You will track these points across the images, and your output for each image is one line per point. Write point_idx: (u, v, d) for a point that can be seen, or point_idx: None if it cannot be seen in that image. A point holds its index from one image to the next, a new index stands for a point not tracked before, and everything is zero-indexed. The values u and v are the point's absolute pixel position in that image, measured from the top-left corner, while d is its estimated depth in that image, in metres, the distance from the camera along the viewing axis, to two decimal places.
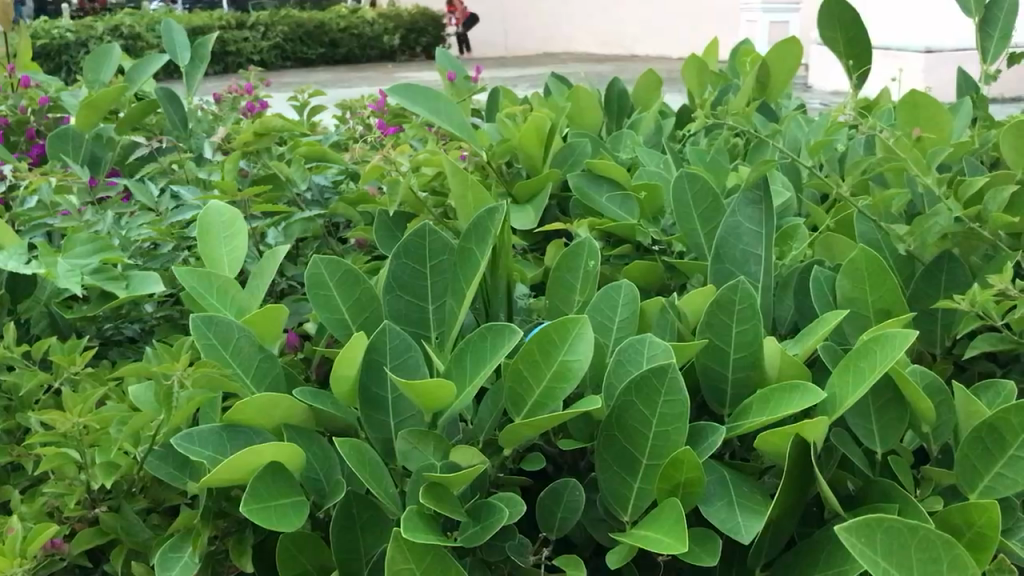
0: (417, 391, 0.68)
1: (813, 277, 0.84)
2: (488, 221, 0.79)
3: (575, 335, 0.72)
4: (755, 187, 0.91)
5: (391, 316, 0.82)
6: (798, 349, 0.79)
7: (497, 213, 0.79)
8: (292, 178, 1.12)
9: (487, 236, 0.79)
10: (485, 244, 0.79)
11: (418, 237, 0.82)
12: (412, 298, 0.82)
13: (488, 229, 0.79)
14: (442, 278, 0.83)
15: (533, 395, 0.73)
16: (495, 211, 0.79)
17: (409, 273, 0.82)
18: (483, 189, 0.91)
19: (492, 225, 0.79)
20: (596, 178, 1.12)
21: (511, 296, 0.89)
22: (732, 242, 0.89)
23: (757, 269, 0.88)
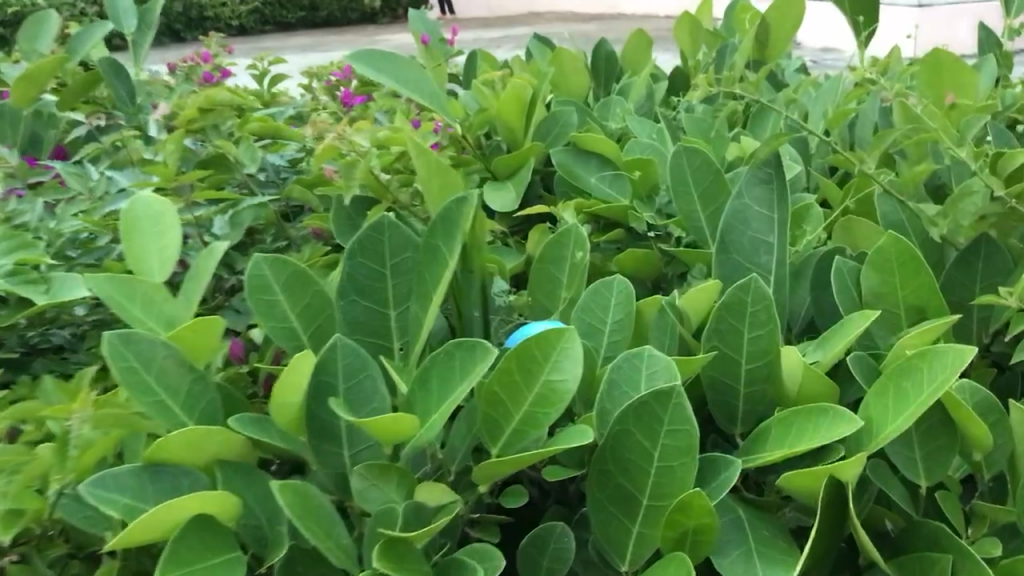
0: (373, 426, 0.57)
1: (834, 270, 0.74)
2: (457, 213, 0.68)
3: (560, 351, 0.60)
4: (764, 164, 0.79)
5: (346, 325, 0.70)
6: (820, 356, 0.68)
7: (468, 204, 0.67)
8: (241, 159, 1.00)
9: (455, 230, 0.68)
10: (454, 239, 0.68)
11: (375, 231, 0.70)
12: (369, 304, 0.70)
13: (457, 221, 0.68)
14: (405, 279, 0.71)
15: (512, 421, 0.62)
16: (464, 201, 0.67)
17: (366, 275, 0.70)
18: (453, 172, 0.80)
19: (461, 218, 0.68)
20: (582, 154, 1.01)
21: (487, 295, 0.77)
22: (739, 229, 0.78)
23: (769, 259, 0.77)
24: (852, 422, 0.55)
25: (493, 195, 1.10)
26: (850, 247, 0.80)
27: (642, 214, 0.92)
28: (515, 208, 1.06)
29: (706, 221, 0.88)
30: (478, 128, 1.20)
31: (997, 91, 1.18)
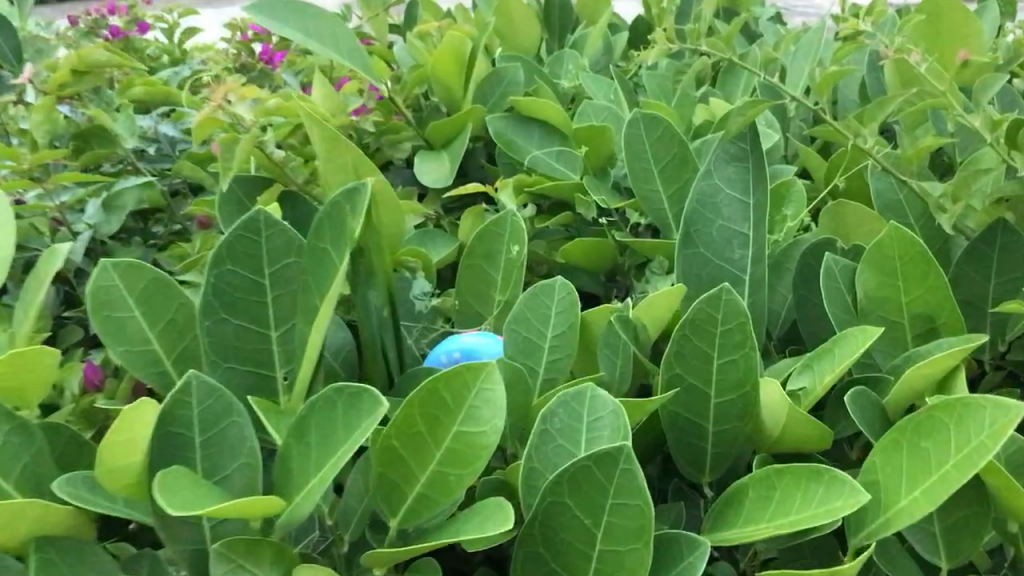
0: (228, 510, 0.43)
1: (823, 270, 0.60)
2: (348, 209, 0.53)
3: (477, 395, 0.47)
4: (737, 137, 0.65)
5: (213, 351, 0.56)
6: (807, 382, 0.55)
7: (360, 197, 0.53)
8: (120, 132, 0.85)
9: (346, 231, 0.53)
10: (344, 241, 0.53)
11: (248, 232, 0.56)
12: (244, 323, 0.56)
13: (348, 220, 0.53)
14: (289, 290, 0.57)
15: (416, 485, 0.48)
16: (356, 193, 0.53)
17: (239, 286, 0.56)
18: (355, 152, 0.65)
19: (354, 214, 0.53)
20: (523, 122, 0.86)
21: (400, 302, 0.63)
22: (707, 217, 0.64)
23: (744, 255, 0.63)
24: (858, 493, 0.42)
25: (425, 167, 0.95)
26: (840, 237, 0.66)
27: (592, 195, 0.78)
28: (449, 184, 0.92)
29: (667, 203, 0.75)
30: (409, 89, 1.04)
31: (1001, 42, 1.04)
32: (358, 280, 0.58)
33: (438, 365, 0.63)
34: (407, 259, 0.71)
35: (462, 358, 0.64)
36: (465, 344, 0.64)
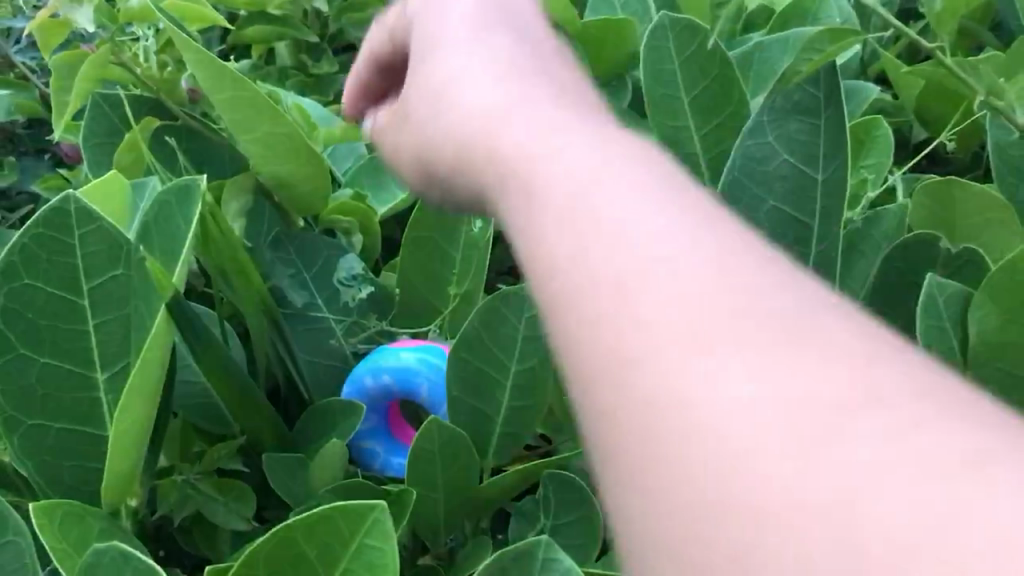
0: None
1: (921, 299, 0.40)
2: (179, 219, 0.39)
3: (351, 560, 0.29)
4: (807, 79, 0.44)
5: (9, 405, 0.38)
6: None
7: (194, 201, 0.39)
8: None
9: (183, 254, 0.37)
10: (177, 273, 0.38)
11: (54, 231, 0.37)
12: (55, 362, 0.38)
13: (179, 234, 0.39)
14: (122, 312, 0.39)
15: None
16: (188, 195, 0.39)
17: (45, 311, 0.38)
18: (250, 82, 0.45)
19: (183, 222, 0.39)
20: None
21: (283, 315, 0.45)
22: (754, 196, 0.44)
23: (803, 256, 0.43)
24: None
25: None
26: (942, 226, 0.47)
27: None
28: None
29: (698, 146, 0.54)
30: None
31: None
32: (224, 291, 0.43)
33: (359, 386, 0.45)
34: (339, 219, 0.53)
35: (393, 383, 0.45)
36: (399, 360, 0.45)
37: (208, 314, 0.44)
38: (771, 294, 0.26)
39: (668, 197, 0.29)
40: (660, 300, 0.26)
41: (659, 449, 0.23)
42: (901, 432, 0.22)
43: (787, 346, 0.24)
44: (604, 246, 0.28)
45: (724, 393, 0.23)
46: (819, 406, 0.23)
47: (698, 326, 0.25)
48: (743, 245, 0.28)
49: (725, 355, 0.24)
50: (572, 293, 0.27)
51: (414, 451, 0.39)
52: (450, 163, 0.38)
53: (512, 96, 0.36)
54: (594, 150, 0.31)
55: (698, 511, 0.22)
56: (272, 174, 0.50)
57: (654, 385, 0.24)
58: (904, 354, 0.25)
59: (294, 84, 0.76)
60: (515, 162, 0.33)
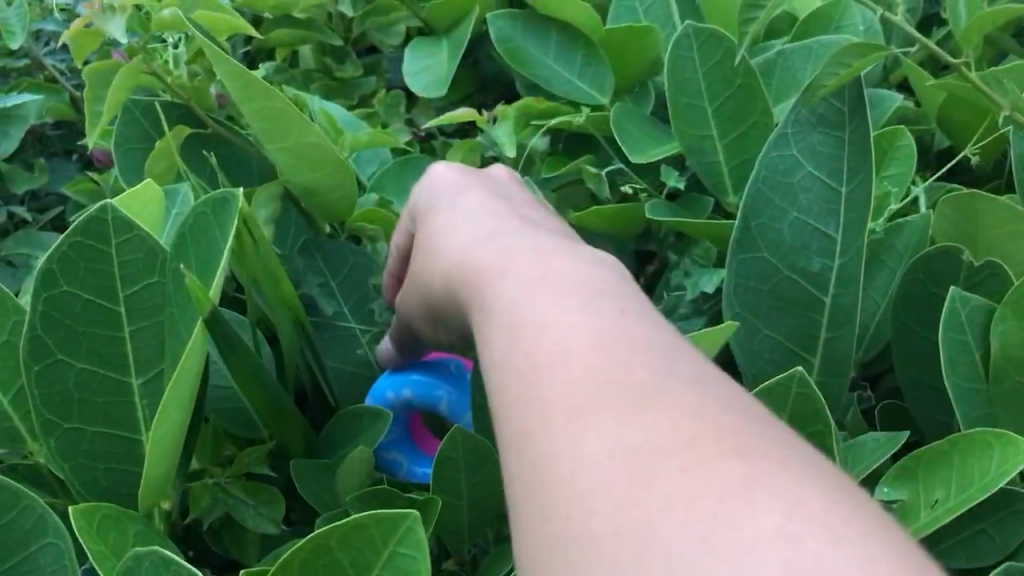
0: None
1: (944, 311, 0.40)
2: (216, 234, 0.39)
3: (384, 568, 0.30)
4: (833, 93, 0.45)
5: (47, 408, 0.38)
6: (907, 494, 0.38)
7: (232, 216, 0.39)
8: (7, 24, 0.64)
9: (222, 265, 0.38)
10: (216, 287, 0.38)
11: (92, 239, 0.38)
12: (91, 367, 0.39)
13: (216, 249, 0.39)
14: (156, 319, 0.39)
15: None
16: (226, 209, 0.39)
17: (81, 317, 0.38)
18: (279, 93, 0.46)
19: (220, 237, 0.39)
20: (539, 21, 0.64)
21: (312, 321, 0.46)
22: (776, 207, 0.44)
23: (827, 268, 0.44)
24: None
25: (417, 65, 0.75)
26: (965, 238, 0.47)
27: (624, 146, 0.57)
28: (444, 91, 0.72)
29: (722, 155, 0.54)
30: None
31: None
32: (255, 298, 0.43)
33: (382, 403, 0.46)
34: (365, 226, 0.53)
35: (413, 398, 0.45)
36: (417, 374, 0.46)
37: (238, 319, 0.45)
38: (649, 366, 0.31)
39: (579, 288, 0.35)
40: (551, 377, 0.31)
41: (533, 492, 0.29)
42: (702, 469, 0.26)
43: (639, 405, 0.29)
44: (517, 336, 0.34)
45: (580, 446, 0.28)
46: (646, 451, 0.27)
47: (575, 396, 0.30)
48: (633, 326, 0.33)
49: (589, 416, 0.29)
50: (498, 377, 0.33)
51: (440, 458, 0.39)
52: (445, 300, 0.42)
53: (480, 225, 0.42)
54: (527, 259, 0.37)
55: (549, 536, 0.27)
56: (301, 182, 0.51)
57: (536, 444, 0.30)
58: (747, 411, 0.29)
59: (318, 87, 0.77)
60: (478, 280, 0.39)
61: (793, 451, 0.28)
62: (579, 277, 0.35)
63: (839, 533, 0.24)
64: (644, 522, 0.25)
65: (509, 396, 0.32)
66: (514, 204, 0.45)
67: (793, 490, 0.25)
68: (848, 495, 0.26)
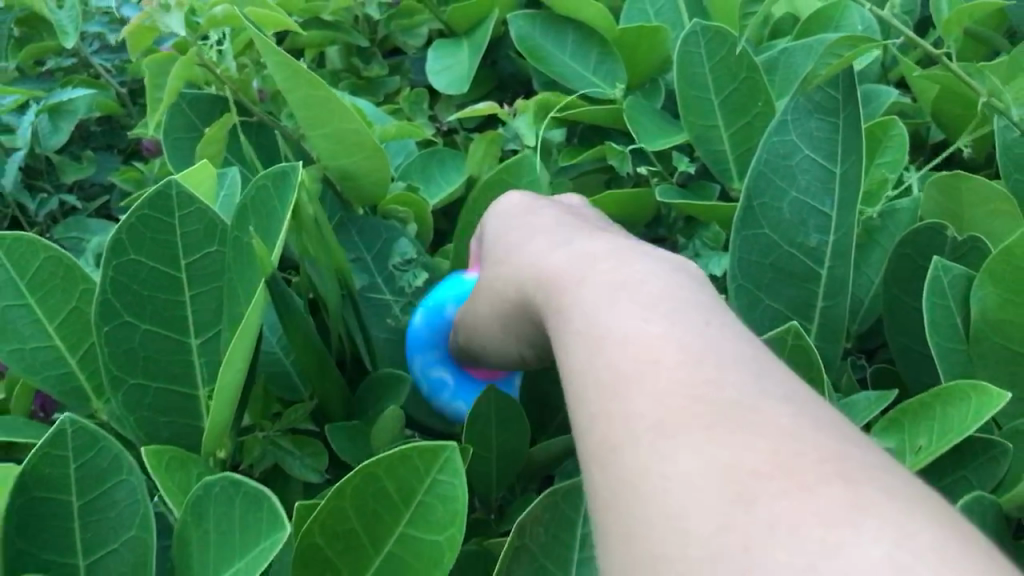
0: None
1: (928, 278, 0.44)
2: (275, 201, 0.43)
3: (427, 492, 0.34)
4: (827, 82, 0.49)
5: (115, 365, 0.43)
6: (894, 444, 0.42)
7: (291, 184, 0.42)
8: (62, 26, 0.68)
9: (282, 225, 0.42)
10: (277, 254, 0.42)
11: (157, 212, 0.42)
12: (155, 328, 0.43)
13: (275, 217, 0.43)
14: (215, 284, 0.44)
15: None
16: (286, 177, 0.43)
17: (146, 282, 0.43)
18: (322, 82, 0.50)
19: (279, 205, 0.43)
20: (557, 22, 0.69)
21: (350, 290, 0.50)
22: (774, 187, 0.48)
23: (824, 243, 0.48)
24: None
25: (441, 64, 0.79)
26: (951, 217, 0.51)
27: (637, 136, 0.61)
28: (466, 88, 0.76)
29: (727, 144, 0.58)
30: None
31: None
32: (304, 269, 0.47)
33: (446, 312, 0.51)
34: (395, 208, 0.57)
35: None
36: (446, 323, 0.51)
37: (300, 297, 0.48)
38: (738, 385, 0.30)
39: (661, 299, 0.34)
40: (640, 392, 0.30)
41: (622, 506, 0.28)
42: (802, 493, 0.25)
43: (731, 424, 0.28)
44: (595, 347, 0.33)
45: (669, 464, 0.28)
46: (743, 471, 0.26)
47: (663, 413, 0.29)
48: (720, 341, 0.32)
49: (679, 431, 0.28)
50: (578, 386, 0.33)
51: (474, 415, 0.44)
52: (519, 309, 0.43)
53: (555, 237, 0.43)
54: (605, 269, 0.37)
55: (638, 557, 0.26)
56: (340, 166, 0.55)
57: (623, 461, 0.29)
58: (843, 434, 0.28)
59: (346, 85, 0.81)
60: (550, 288, 0.39)
61: (893, 475, 0.26)
62: (663, 290, 0.35)
63: (953, 561, 0.23)
64: (743, 546, 0.24)
65: (587, 406, 0.32)
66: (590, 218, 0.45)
67: (902, 517, 0.24)
68: (956, 525, 0.25)
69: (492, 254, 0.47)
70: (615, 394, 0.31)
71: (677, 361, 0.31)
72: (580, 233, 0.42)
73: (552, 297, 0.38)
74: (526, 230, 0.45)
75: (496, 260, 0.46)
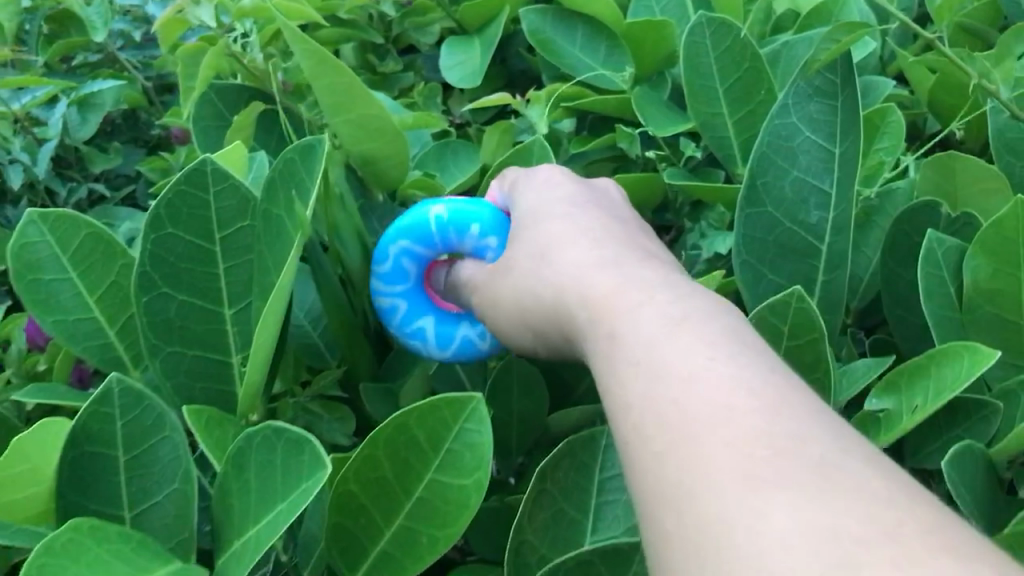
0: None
1: (923, 250, 0.47)
2: (303, 172, 0.45)
3: (455, 441, 0.36)
4: (826, 66, 0.51)
5: (154, 334, 0.45)
6: (892, 404, 0.44)
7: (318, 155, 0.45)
8: (92, 20, 0.73)
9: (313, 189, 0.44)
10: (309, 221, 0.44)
11: (193, 187, 0.45)
12: (190, 299, 0.46)
13: (304, 186, 0.45)
14: (248, 257, 0.46)
15: (381, 541, 0.38)
16: (313, 149, 0.45)
17: (183, 254, 0.45)
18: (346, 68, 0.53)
19: (306, 176, 0.45)
20: (567, 17, 0.72)
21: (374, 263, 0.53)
22: (776, 167, 0.51)
23: (824, 219, 0.50)
24: None
25: (453, 59, 0.81)
26: (945, 195, 0.53)
27: (645, 123, 0.63)
28: (478, 82, 0.79)
29: (731, 130, 0.61)
30: None
31: None
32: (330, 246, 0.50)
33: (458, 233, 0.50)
34: (414, 193, 0.61)
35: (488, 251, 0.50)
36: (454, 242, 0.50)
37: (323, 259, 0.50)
38: (817, 442, 0.31)
39: (730, 346, 0.35)
40: (718, 442, 0.31)
41: (709, 556, 0.29)
42: (909, 561, 0.26)
43: (821, 483, 0.29)
44: (666, 388, 0.34)
45: (762, 518, 0.28)
46: (847, 535, 0.27)
47: (748, 466, 0.30)
48: (791, 395, 0.33)
49: (766, 488, 0.29)
50: (645, 427, 0.34)
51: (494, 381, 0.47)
52: (554, 311, 0.43)
53: (599, 248, 0.43)
54: (664, 303, 0.38)
55: None
56: (361, 152, 0.58)
57: (708, 509, 0.30)
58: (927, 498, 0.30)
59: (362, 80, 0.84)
60: (602, 310, 0.39)
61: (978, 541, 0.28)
62: (728, 336, 0.36)
63: None
64: None
65: (658, 447, 0.33)
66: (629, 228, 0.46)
67: None
68: None
69: (522, 243, 0.47)
70: (691, 439, 0.32)
71: (754, 413, 0.32)
72: (625, 250, 0.43)
73: (604, 323, 0.39)
74: (563, 230, 0.46)
75: (530, 253, 0.46)
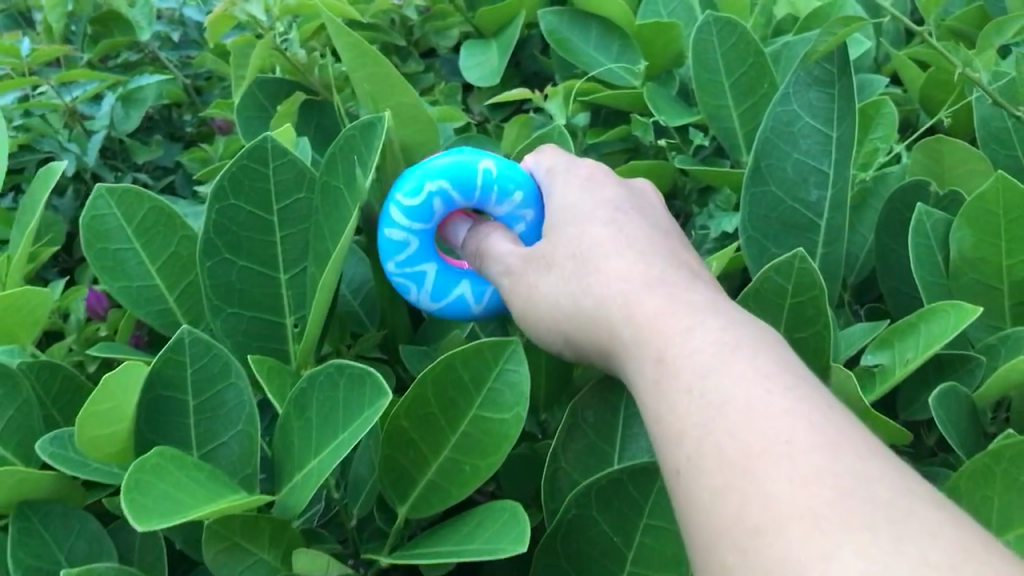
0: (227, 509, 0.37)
1: (913, 222, 0.51)
2: (363, 147, 0.49)
3: (497, 379, 0.41)
4: (824, 57, 0.56)
5: (215, 296, 0.50)
6: (885, 359, 0.49)
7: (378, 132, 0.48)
8: (137, 19, 0.80)
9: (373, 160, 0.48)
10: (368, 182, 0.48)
11: (255, 162, 0.50)
12: (250, 265, 0.50)
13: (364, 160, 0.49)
14: (303, 226, 0.51)
15: (428, 471, 0.42)
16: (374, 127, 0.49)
17: (242, 224, 0.50)
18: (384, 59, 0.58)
19: (366, 150, 0.49)
20: (581, 18, 0.76)
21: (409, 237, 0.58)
22: (779, 150, 0.55)
23: (822, 198, 0.55)
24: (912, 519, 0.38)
25: (472, 60, 0.86)
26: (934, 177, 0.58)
27: (656, 113, 0.68)
28: (497, 82, 0.84)
29: (737, 122, 0.66)
30: None
31: None
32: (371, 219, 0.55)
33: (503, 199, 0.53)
34: None
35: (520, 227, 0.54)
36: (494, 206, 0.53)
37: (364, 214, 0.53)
38: (870, 481, 0.33)
39: (781, 381, 0.37)
40: (776, 475, 0.34)
41: None
42: None
43: (885, 525, 0.31)
44: (723, 421, 0.36)
45: (829, 559, 0.31)
46: None
47: (811, 504, 0.32)
48: (840, 429, 0.35)
49: (835, 529, 0.31)
50: (700, 457, 0.36)
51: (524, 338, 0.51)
52: (591, 318, 0.45)
53: (642, 263, 0.45)
54: (714, 331, 0.40)
55: None
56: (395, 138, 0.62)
57: (772, 547, 0.32)
58: (974, 537, 0.32)
59: None
60: (648, 330, 0.41)
61: None
62: (776, 369, 0.38)
63: None
64: None
65: (715, 478, 0.35)
66: (669, 243, 0.48)
67: None
68: None
69: (559, 245, 0.49)
70: (750, 473, 0.34)
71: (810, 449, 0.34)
72: (668, 267, 0.45)
73: (650, 343, 0.41)
74: (603, 236, 0.48)
75: (569, 256, 0.48)
